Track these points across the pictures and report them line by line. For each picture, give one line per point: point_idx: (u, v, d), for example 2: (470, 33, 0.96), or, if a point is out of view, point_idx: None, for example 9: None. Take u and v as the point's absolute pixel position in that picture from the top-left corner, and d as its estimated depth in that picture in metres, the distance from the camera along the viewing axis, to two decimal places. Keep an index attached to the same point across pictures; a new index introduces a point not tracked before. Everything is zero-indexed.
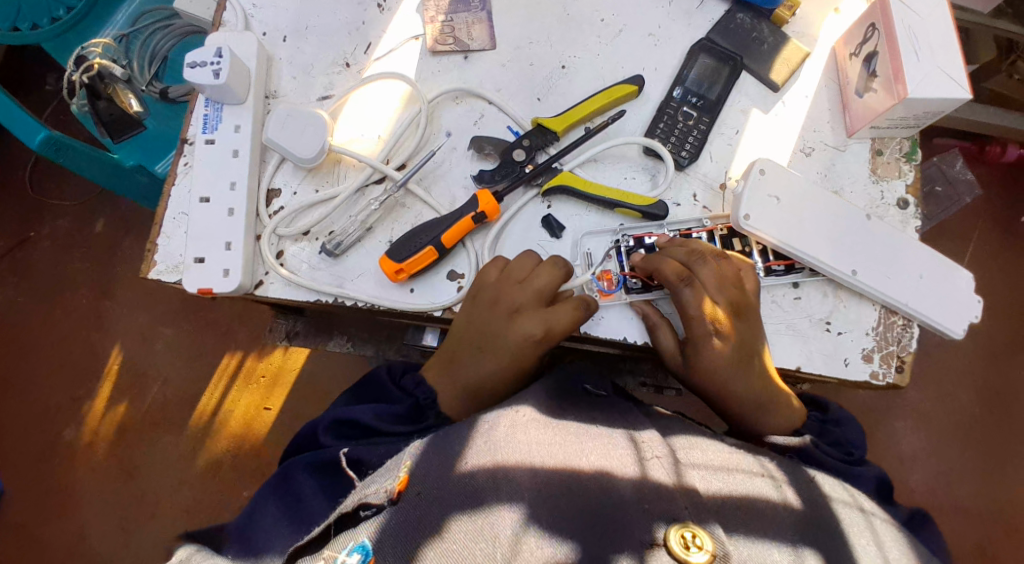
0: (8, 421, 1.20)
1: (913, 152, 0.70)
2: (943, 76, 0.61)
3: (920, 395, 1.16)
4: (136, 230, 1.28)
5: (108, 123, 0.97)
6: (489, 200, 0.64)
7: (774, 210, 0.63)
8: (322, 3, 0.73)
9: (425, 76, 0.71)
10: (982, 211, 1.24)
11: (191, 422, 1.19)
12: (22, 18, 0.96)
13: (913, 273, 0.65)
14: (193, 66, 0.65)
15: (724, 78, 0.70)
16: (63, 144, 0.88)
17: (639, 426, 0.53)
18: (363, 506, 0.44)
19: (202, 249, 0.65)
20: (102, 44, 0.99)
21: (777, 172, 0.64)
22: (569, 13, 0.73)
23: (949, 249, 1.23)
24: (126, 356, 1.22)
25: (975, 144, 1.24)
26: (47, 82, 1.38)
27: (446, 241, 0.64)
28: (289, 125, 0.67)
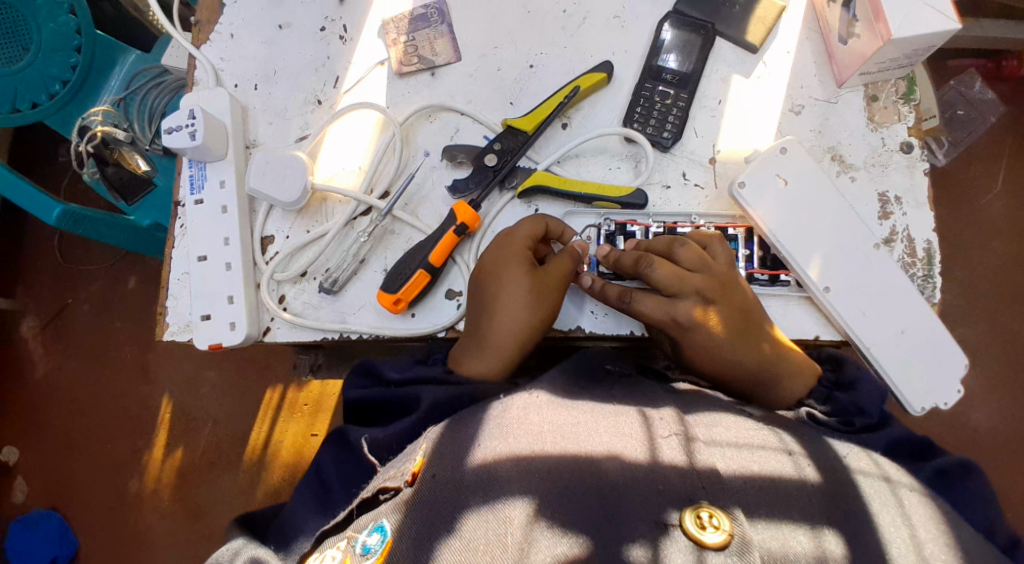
0: (74, 480, 1.25)
1: (910, 92, 0.67)
2: (928, 9, 0.57)
3: (969, 328, 1.12)
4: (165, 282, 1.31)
5: (118, 187, 1.01)
6: (466, 210, 0.63)
7: (776, 193, 0.62)
8: (287, 45, 0.73)
9: (396, 100, 0.71)
10: (1007, 131, 1.18)
11: (246, 458, 1.22)
12: (20, 97, 0.98)
13: (894, 327, 0.59)
14: (170, 132, 0.66)
15: (698, 49, 0.67)
16: (79, 215, 0.91)
17: (653, 403, 0.52)
18: (381, 491, 0.44)
19: (207, 306, 0.66)
20: (102, 112, 1.02)
21: (799, 156, 0.62)
22: (529, 10, 0.71)
23: (981, 173, 1.17)
24: (174, 404, 1.26)
25: (992, 61, 1.19)
26: (59, 154, 1.43)
27: (435, 261, 0.63)
28: (270, 172, 0.67)
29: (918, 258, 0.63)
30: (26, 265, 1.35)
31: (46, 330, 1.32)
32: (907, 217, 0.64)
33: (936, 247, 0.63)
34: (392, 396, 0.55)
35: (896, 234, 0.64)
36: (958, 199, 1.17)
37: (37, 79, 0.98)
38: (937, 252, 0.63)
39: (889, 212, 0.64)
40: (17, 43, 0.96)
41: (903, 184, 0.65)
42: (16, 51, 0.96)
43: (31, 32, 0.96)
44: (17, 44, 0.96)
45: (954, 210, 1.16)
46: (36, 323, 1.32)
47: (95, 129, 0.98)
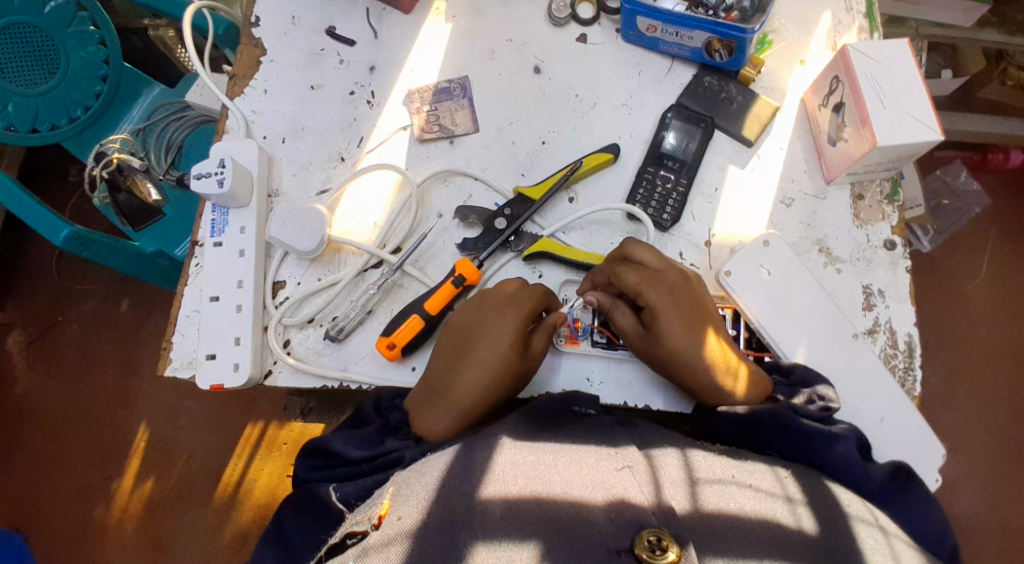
0: (45, 502, 1.23)
1: (895, 193, 0.71)
2: (914, 121, 0.62)
3: (953, 414, 1.22)
4: (163, 304, 1.33)
5: (128, 213, 1.03)
6: (468, 266, 0.67)
7: (761, 282, 0.66)
8: (316, 104, 0.77)
9: (415, 163, 0.75)
10: (990, 222, 1.31)
11: (216, 495, 1.22)
12: (40, 120, 1.00)
13: (874, 415, 0.62)
14: (199, 177, 0.69)
15: (699, 139, 0.72)
16: (87, 238, 0.93)
17: (651, 446, 0.54)
18: (349, 535, 0.48)
19: (213, 346, 0.68)
20: (120, 140, 1.08)
21: (780, 250, 0.66)
22: (544, 92, 0.76)
23: (965, 261, 1.30)
24: (151, 433, 1.26)
25: (977, 154, 1.32)
26: (70, 173, 1.48)
27: (431, 308, 0.66)
28: (288, 222, 0.70)
29: (900, 350, 0.66)
30: (22, 280, 1.35)
31: (32, 346, 1.32)
32: (889, 310, 0.68)
33: (917, 341, 0.66)
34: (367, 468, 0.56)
35: (879, 326, 0.67)
36: (948, 283, 1.29)
37: (59, 104, 1.01)
38: (917, 345, 0.67)
39: (872, 304, 0.68)
40: (41, 67, 0.99)
41: (886, 279, 0.69)
42: (40, 76, 0.99)
43: (59, 59, 0.99)
44: (43, 67, 0.99)
45: (950, 303, 1.28)
46: (23, 338, 1.33)
47: (112, 156, 1.02)
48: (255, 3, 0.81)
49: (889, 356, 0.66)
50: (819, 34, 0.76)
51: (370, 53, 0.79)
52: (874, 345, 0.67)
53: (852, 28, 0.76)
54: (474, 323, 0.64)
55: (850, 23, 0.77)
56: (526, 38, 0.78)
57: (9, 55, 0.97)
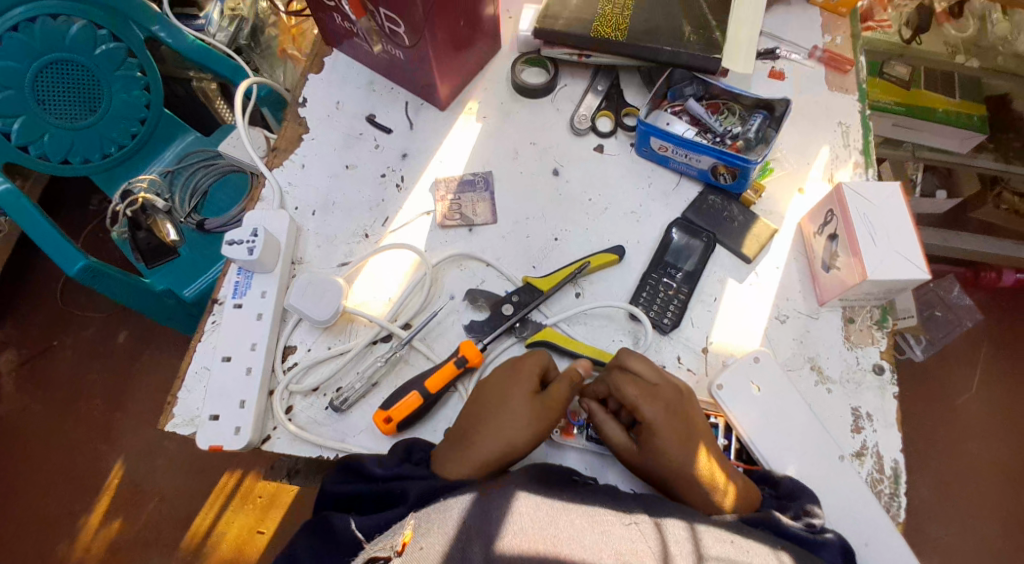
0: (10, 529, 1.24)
1: (884, 320, 0.75)
2: (901, 259, 0.67)
3: (940, 528, 1.26)
4: (152, 341, 1.39)
5: (144, 250, 1.11)
6: (471, 349, 0.69)
7: (750, 396, 0.69)
8: (348, 183, 0.83)
9: (433, 246, 0.80)
10: (983, 336, 1.40)
11: (183, 542, 1.23)
12: (74, 152, 1.06)
13: (859, 538, 0.63)
14: (231, 243, 0.74)
15: (701, 250, 0.78)
16: (99, 270, 0.99)
17: (663, 515, 0.56)
18: (372, 559, 0.53)
19: (218, 407, 0.71)
20: (148, 180, 1.12)
21: (768, 365, 0.70)
22: (561, 193, 0.82)
23: (961, 374, 1.37)
24: (127, 471, 1.28)
25: (970, 271, 1.39)
26: (90, 203, 1.57)
27: (430, 387, 0.69)
28: (308, 292, 0.74)
29: (886, 474, 0.69)
30: (27, 303, 1.41)
31: (21, 368, 1.36)
32: (876, 434, 0.70)
33: (902, 467, 0.69)
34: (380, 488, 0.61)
35: (866, 449, 0.70)
36: (937, 394, 1.36)
37: (95, 139, 1.07)
38: (903, 471, 0.69)
39: (860, 426, 0.71)
40: (83, 105, 1.04)
41: (874, 403, 0.72)
42: (81, 112, 1.04)
43: (101, 98, 1.05)
44: (86, 105, 1.04)
45: (941, 414, 1.34)
46: (16, 358, 1.37)
47: (138, 196, 1.08)
48: (304, 86, 0.89)
49: (874, 481, 0.68)
50: (818, 165, 0.83)
51: (404, 141, 0.85)
52: (861, 467, 0.69)
53: (848, 162, 0.83)
54: (472, 404, 0.67)
55: (846, 158, 0.83)
56: (547, 142, 0.85)
57: (54, 88, 1.00)
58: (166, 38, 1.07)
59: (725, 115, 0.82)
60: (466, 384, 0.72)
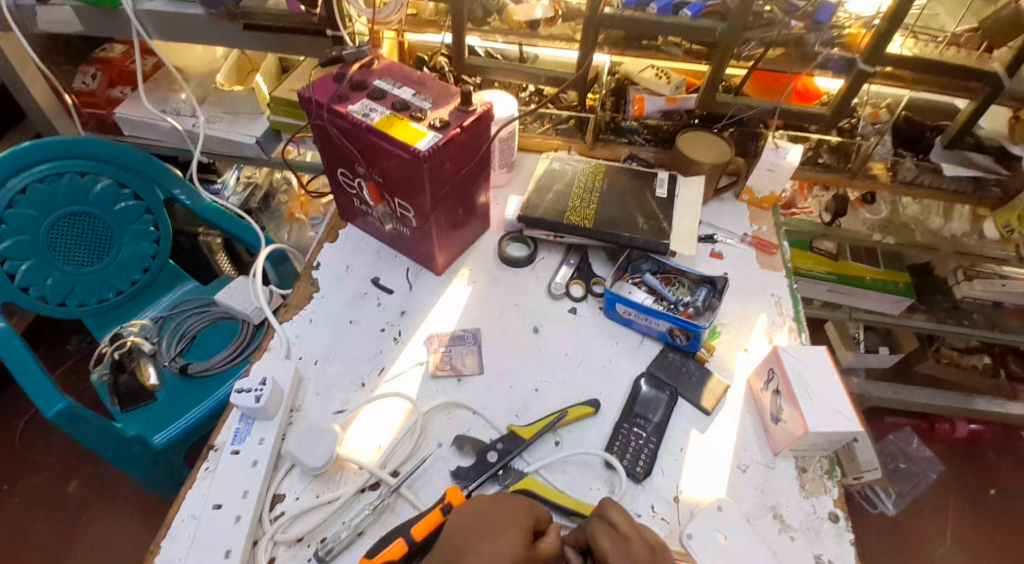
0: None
1: (833, 469, 0.84)
2: (836, 413, 0.79)
3: None
4: (108, 491, 1.50)
5: (124, 394, 1.19)
6: (457, 494, 0.76)
7: (717, 547, 0.76)
8: (350, 336, 0.93)
9: (424, 395, 0.88)
10: (948, 488, 1.53)
11: None
12: (74, 296, 1.19)
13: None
14: (240, 391, 0.83)
15: (666, 403, 0.88)
16: (76, 414, 1.03)
17: None
18: None
19: (201, 557, 0.75)
20: (141, 325, 1.27)
21: (733, 514, 0.78)
22: (541, 348, 0.93)
23: (930, 525, 1.46)
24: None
25: (925, 422, 1.60)
26: (70, 341, 1.67)
27: (416, 533, 0.74)
28: (304, 440, 0.81)
29: None
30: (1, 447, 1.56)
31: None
32: None
33: None
34: None
35: None
36: (900, 542, 1.43)
37: (97, 283, 1.21)
38: None
39: None
40: (92, 252, 1.18)
41: (834, 550, 0.78)
42: (89, 260, 1.18)
43: (110, 249, 1.20)
44: (95, 254, 1.19)
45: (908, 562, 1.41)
46: None
47: (127, 339, 1.22)
48: (319, 251, 1.02)
49: None
50: (760, 330, 0.97)
51: (404, 300, 0.97)
52: None
53: (783, 327, 0.97)
54: None
55: (781, 324, 0.97)
56: (528, 304, 0.98)
57: (69, 238, 1.14)
58: (182, 197, 1.23)
59: (676, 287, 0.96)
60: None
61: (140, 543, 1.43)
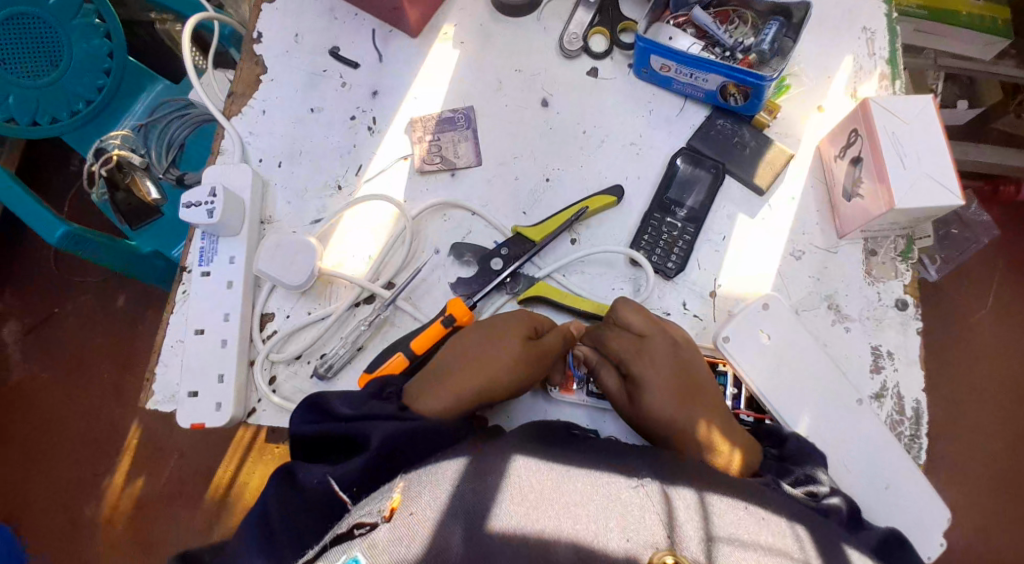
0: (23, 496, 1.21)
1: (909, 251, 0.69)
2: (933, 183, 0.60)
3: (946, 441, 1.18)
4: (62, 294, 1.31)
5: (126, 213, 0.99)
6: (459, 306, 0.63)
7: (759, 348, 0.63)
8: (314, 128, 0.75)
9: (413, 196, 0.72)
10: (998, 251, 1.27)
11: (207, 494, 1.20)
12: (41, 112, 0.92)
13: (883, 478, 0.59)
14: (188, 207, 0.67)
15: (708, 185, 0.70)
16: (82, 236, 0.90)
17: (673, 480, 0.50)
18: (356, 526, 0.46)
19: (196, 383, 0.65)
20: (121, 136, 1.02)
21: (780, 311, 0.64)
22: (552, 126, 0.74)
23: (969, 293, 1.25)
24: (108, 416, 1.25)
25: (989, 184, 1.26)
26: None
27: (417, 348, 0.63)
28: (278, 256, 0.67)
29: (906, 416, 0.64)
30: None
31: (27, 336, 1.29)
32: (898, 374, 0.65)
33: (924, 408, 0.64)
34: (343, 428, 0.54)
35: (886, 391, 0.65)
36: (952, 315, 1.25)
37: (61, 97, 0.93)
38: (925, 413, 0.64)
39: (880, 366, 0.65)
40: (43, 60, 0.89)
41: (895, 340, 0.66)
42: (43, 68, 0.90)
43: (61, 52, 0.90)
44: (44, 58, 0.89)
45: (952, 332, 1.24)
46: None
47: (112, 153, 0.97)
48: (258, 18, 0.78)
49: (894, 427, 0.64)
50: (840, 79, 0.75)
51: (374, 77, 0.76)
52: (881, 410, 0.64)
53: (873, 73, 0.76)
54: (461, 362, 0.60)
55: (871, 68, 0.76)
56: (534, 69, 0.76)
57: (5, 45, 0.87)
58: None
59: (736, 25, 0.74)
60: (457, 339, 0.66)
61: (107, 340, 1.28)
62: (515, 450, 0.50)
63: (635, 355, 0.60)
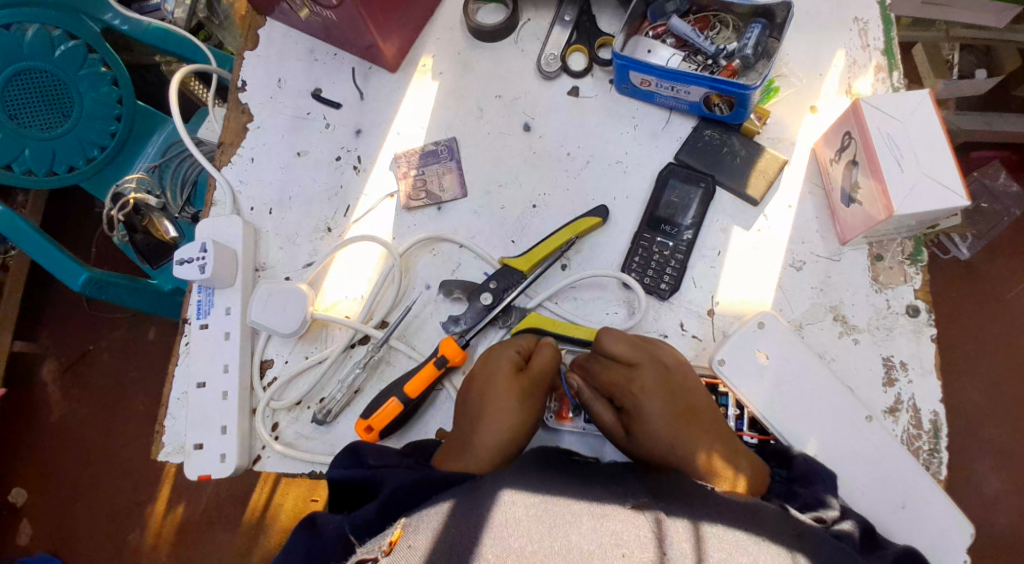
0: (70, 530, 1.25)
1: (918, 253, 0.66)
2: (932, 184, 0.57)
3: (994, 428, 1.11)
4: (86, 336, 1.34)
5: (148, 253, 0.99)
6: (450, 344, 0.63)
7: (757, 368, 0.61)
8: (301, 172, 0.75)
9: (401, 233, 0.72)
10: None
11: (245, 518, 1.21)
12: (57, 161, 0.94)
13: (903, 493, 0.57)
14: (181, 263, 0.68)
15: (699, 200, 0.68)
16: (104, 281, 0.94)
17: (666, 509, 0.48)
18: (359, 563, 0.48)
19: (200, 435, 0.66)
20: (135, 179, 0.98)
21: (777, 329, 0.62)
22: (536, 151, 0.73)
23: (1005, 269, 1.17)
24: (137, 453, 1.28)
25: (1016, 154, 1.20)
26: None
27: (409, 389, 0.62)
28: (270, 305, 0.68)
29: (924, 429, 0.61)
30: None
31: (65, 374, 1.33)
32: (912, 385, 0.63)
33: (942, 420, 0.61)
34: (365, 475, 0.55)
35: (901, 403, 0.62)
36: (986, 293, 1.17)
37: (77, 144, 0.94)
38: (944, 424, 0.61)
39: (894, 378, 0.63)
40: (56, 111, 0.92)
41: (909, 349, 0.63)
42: (55, 119, 0.92)
43: (71, 101, 0.92)
44: (57, 110, 0.92)
45: (987, 311, 1.16)
46: None
47: (127, 197, 0.94)
48: (240, 66, 0.80)
49: (911, 440, 0.61)
50: (833, 77, 0.73)
51: (356, 116, 0.76)
52: (896, 424, 0.62)
53: (868, 67, 0.73)
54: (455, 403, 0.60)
55: (866, 62, 0.73)
56: (515, 93, 0.75)
57: (19, 99, 0.89)
58: (123, 27, 0.94)
59: (717, 30, 0.73)
60: (455, 380, 0.66)
61: (132, 379, 1.32)
62: (506, 482, 0.49)
63: (630, 384, 0.59)
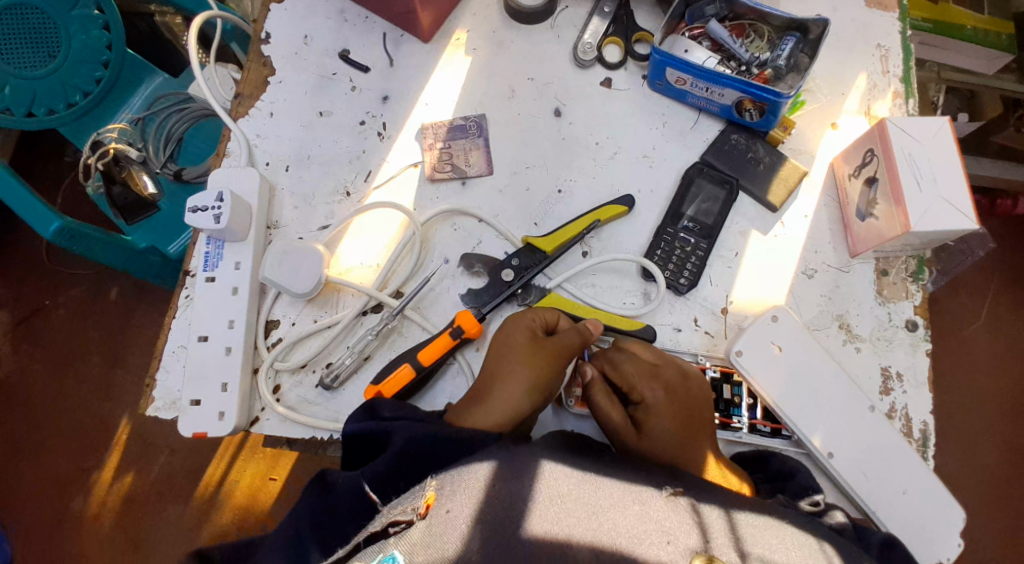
0: (13, 491, 1.19)
1: (920, 272, 0.68)
2: (946, 207, 0.60)
3: (943, 456, 1.15)
4: (46, 284, 1.28)
5: (122, 207, 0.95)
6: (469, 319, 0.63)
7: (772, 359, 0.63)
8: (323, 132, 0.74)
9: (423, 204, 0.71)
10: (994, 267, 1.23)
11: (197, 494, 1.18)
12: (37, 103, 0.89)
13: (897, 486, 0.59)
14: (194, 211, 0.65)
15: (722, 201, 0.70)
16: (77, 232, 0.87)
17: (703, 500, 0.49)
18: (392, 524, 0.46)
19: (197, 391, 0.64)
20: (118, 129, 0.95)
21: (790, 325, 0.64)
22: (564, 137, 0.73)
23: (966, 304, 1.22)
24: (92, 411, 1.22)
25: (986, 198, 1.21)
26: None
27: (424, 358, 0.62)
28: (284, 263, 0.66)
29: (914, 437, 0.64)
30: None
31: (18, 325, 1.27)
32: (906, 395, 0.65)
33: (932, 430, 0.64)
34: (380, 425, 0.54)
35: (895, 411, 0.65)
36: (946, 325, 1.22)
37: (59, 87, 0.89)
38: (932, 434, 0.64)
39: (889, 387, 0.65)
40: (43, 50, 0.87)
41: (905, 361, 0.66)
42: (39, 59, 0.87)
43: (59, 41, 0.87)
44: (43, 49, 0.87)
45: (945, 344, 1.20)
46: None
47: (108, 146, 0.92)
48: (265, 18, 0.77)
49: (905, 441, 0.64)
50: (853, 97, 0.75)
51: (384, 81, 0.75)
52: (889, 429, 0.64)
53: (886, 92, 0.75)
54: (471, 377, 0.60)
55: (884, 87, 0.76)
56: (548, 78, 0.75)
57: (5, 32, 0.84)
58: None
59: (751, 40, 0.73)
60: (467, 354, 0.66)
61: (90, 336, 1.26)
62: (544, 456, 0.48)
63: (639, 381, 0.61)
